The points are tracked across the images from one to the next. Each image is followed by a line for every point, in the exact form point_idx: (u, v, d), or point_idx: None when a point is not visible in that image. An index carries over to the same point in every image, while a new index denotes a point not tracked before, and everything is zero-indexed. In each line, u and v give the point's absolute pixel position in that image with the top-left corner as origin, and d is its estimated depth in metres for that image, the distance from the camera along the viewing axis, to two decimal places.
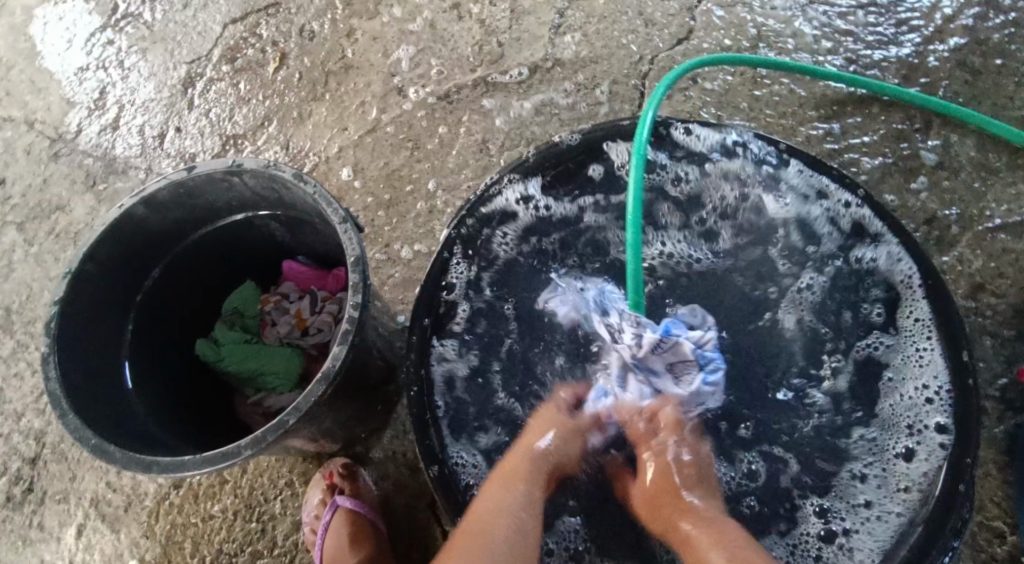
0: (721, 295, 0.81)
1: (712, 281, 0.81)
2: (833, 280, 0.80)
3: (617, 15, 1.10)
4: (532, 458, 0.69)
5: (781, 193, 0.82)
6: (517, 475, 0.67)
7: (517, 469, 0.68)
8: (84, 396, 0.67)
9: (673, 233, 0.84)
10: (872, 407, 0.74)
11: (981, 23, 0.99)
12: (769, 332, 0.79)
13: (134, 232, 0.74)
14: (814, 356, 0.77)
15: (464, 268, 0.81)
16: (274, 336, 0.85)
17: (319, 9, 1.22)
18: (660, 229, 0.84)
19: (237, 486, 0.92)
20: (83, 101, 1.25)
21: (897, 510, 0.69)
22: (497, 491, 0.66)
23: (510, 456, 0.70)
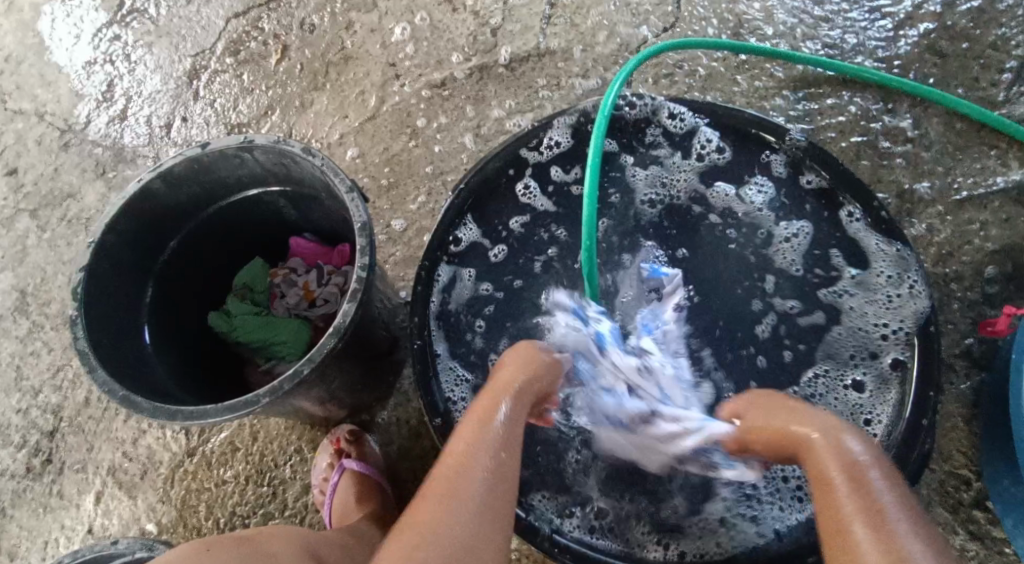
0: (711, 251, 0.87)
1: (706, 237, 0.87)
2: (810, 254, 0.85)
3: (605, 6, 1.16)
4: (509, 412, 0.63)
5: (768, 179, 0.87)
6: (501, 429, 0.61)
7: (493, 423, 0.61)
8: (109, 355, 0.72)
9: (663, 202, 0.90)
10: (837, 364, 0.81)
11: (949, 9, 1.04)
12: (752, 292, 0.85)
13: (152, 206, 0.78)
14: (791, 312, 0.84)
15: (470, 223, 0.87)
16: (283, 306, 0.90)
17: (319, 3, 1.27)
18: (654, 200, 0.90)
19: (249, 452, 0.97)
20: (91, 94, 1.30)
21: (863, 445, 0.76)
22: (472, 437, 0.60)
23: (484, 406, 0.63)
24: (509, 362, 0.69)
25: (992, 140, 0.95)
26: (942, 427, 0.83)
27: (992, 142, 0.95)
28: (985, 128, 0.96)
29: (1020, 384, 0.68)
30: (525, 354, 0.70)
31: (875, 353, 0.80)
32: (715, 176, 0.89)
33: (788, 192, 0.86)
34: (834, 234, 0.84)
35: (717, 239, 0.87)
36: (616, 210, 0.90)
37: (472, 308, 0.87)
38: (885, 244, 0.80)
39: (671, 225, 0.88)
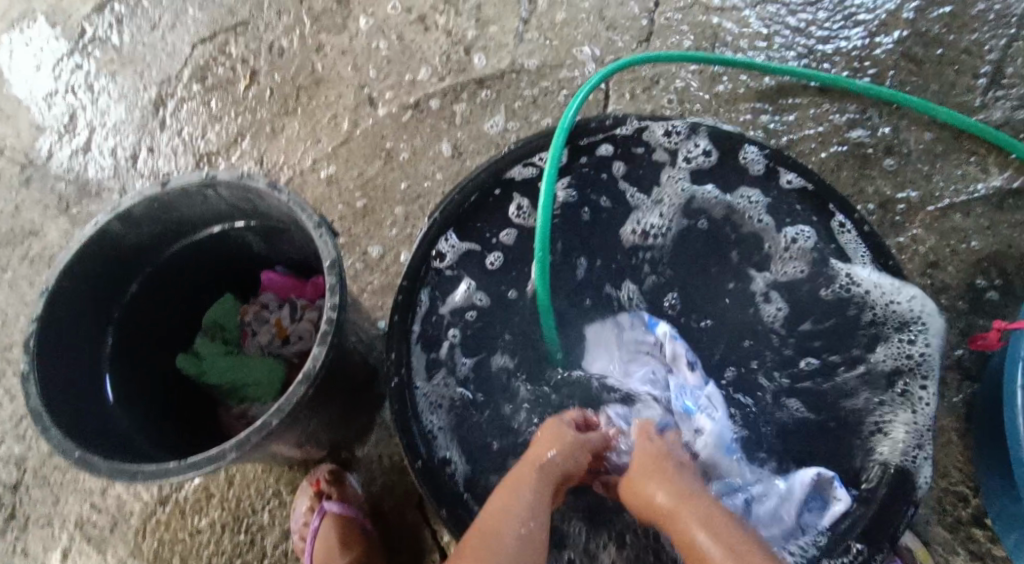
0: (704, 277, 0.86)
1: (699, 261, 0.86)
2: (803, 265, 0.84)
3: (579, 21, 1.14)
4: (538, 487, 0.66)
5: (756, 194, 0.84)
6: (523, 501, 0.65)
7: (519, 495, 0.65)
8: (66, 411, 0.68)
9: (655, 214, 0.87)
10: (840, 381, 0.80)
11: (924, 14, 1.03)
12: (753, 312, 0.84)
13: (110, 248, 0.74)
14: (795, 327, 0.83)
15: (453, 242, 0.82)
16: (255, 345, 0.85)
17: (287, 25, 1.23)
18: (650, 213, 0.87)
19: (224, 499, 0.92)
20: (53, 126, 1.26)
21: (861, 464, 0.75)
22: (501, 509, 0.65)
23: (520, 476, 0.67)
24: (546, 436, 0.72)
25: (972, 147, 0.94)
26: (937, 442, 0.81)
27: (972, 148, 0.94)
28: (965, 134, 0.94)
29: (1010, 402, 0.65)
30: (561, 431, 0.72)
31: (870, 373, 0.80)
32: (705, 189, 0.86)
33: (780, 204, 0.83)
34: (817, 246, 0.83)
35: (715, 260, 0.86)
36: (609, 231, 0.87)
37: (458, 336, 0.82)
38: (873, 260, 0.78)
39: (663, 246, 0.86)
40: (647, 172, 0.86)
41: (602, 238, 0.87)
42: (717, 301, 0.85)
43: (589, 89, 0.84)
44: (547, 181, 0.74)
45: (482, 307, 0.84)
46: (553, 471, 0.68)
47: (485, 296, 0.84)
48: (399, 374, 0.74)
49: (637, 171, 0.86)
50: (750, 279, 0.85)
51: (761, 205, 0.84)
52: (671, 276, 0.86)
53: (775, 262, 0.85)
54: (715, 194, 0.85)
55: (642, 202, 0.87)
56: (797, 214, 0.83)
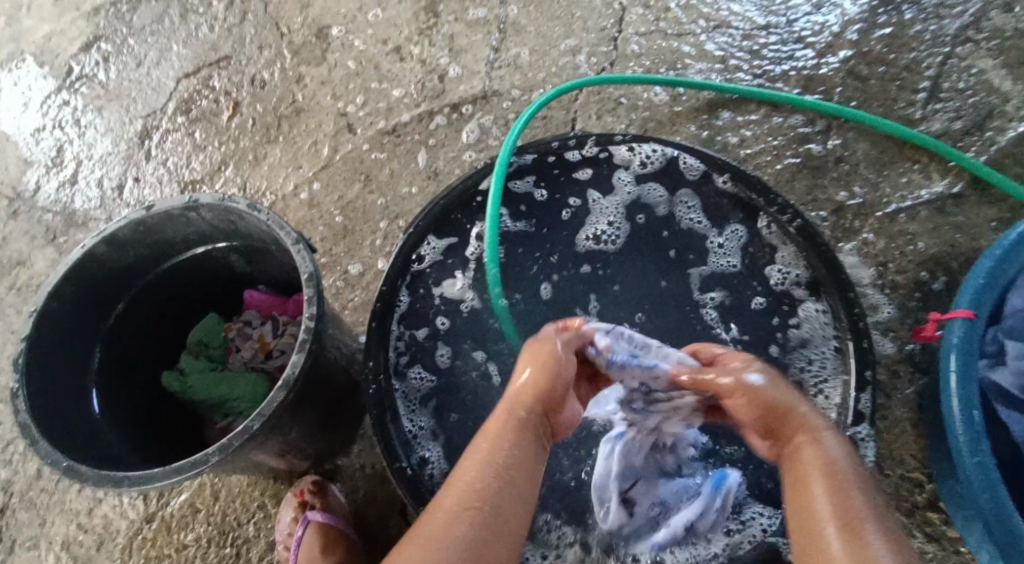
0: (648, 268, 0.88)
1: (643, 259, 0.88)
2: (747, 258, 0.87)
3: (546, 49, 1.20)
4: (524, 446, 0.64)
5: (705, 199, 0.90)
6: (498, 459, 0.62)
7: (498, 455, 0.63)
8: (53, 426, 0.70)
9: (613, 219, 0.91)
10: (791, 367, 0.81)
11: (866, 36, 1.11)
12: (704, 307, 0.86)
13: (96, 270, 0.78)
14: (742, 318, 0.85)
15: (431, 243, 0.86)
16: (238, 360, 0.89)
17: (268, 59, 1.29)
18: (605, 218, 0.91)
19: (209, 513, 0.94)
20: (40, 160, 1.29)
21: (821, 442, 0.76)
22: (470, 472, 0.62)
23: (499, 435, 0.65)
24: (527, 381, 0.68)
25: (915, 156, 1.00)
26: (892, 432, 0.85)
27: (914, 157, 1.00)
28: (907, 144, 1.01)
29: (947, 390, 0.69)
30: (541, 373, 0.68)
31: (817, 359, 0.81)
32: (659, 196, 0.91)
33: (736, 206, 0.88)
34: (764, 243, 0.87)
35: (662, 260, 0.89)
36: (568, 235, 0.90)
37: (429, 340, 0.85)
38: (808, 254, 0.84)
39: (608, 248, 0.89)
40: (604, 181, 0.92)
41: (562, 242, 0.90)
42: (667, 297, 0.86)
43: (531, 114, 0.92)
44: (496, 185, 0.80)
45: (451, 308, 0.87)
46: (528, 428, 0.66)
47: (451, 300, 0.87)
48: (378, 382, 0.77)
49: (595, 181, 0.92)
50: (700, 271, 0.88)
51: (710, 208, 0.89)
52: (614, 280, 0.88)
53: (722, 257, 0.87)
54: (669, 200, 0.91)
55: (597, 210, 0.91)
56: (729, 214, 0.88)
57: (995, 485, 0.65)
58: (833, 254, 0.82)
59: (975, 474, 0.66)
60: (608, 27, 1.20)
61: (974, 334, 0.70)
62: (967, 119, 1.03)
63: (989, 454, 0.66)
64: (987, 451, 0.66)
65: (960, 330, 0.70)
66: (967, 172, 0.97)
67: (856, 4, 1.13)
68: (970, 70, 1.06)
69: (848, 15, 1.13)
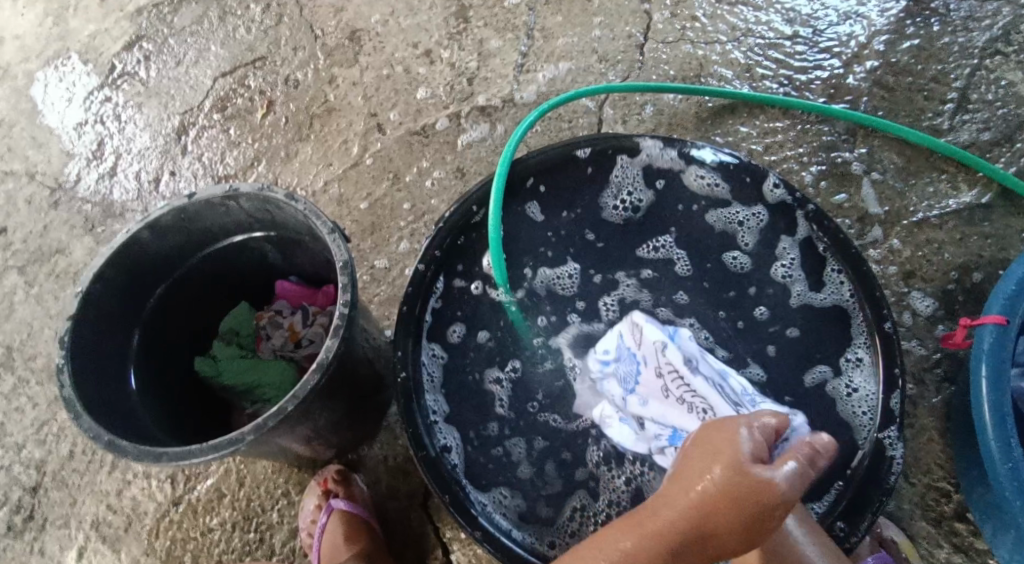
0: (667, 244, 0.91)
1: (667, 232, 0.91)
2: (775, 254, 0.88)
3: (574, 55, 1.22)
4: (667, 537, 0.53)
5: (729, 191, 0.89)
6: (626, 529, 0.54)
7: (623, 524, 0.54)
8: (94, 402, 0.72)
9: (643, 214, 0.92)
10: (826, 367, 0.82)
11: (893, 47, 1.11)
12: (735, 304, 0.87)
13: (138, 254, 0.80)
14: (779, 318, 0.86)
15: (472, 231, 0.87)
16: (269, 349, 0.90)
17: (302, 60, 1.32)
18: (637, 214, 0.92)
19: (235, 499, 0.96)
20: (82, 153, 1.34)
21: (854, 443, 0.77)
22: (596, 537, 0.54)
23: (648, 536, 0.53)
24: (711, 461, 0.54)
25: (943, 166, 1.00)
26: (919, 440, 0.85)
27: (942, 167, 1.00)
28: (935, 153, 1.01)
29: (977, 393, 0.69)
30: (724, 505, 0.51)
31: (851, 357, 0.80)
32: (690, 187, 0.91)
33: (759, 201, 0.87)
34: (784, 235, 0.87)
35: (699, 255, 0.90)
36: (602, 231, 0.92)
37: (459, 332, 0.86)
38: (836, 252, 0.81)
39: (630, 233, 0.91)
40: (634, 176, 0.91)
41: (595, 236, 0.92)
42: (709, 292, 0.88)
43: (526, 126, 0.96)
44: (499, 179, 0.84)
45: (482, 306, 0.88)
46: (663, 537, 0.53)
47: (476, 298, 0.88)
48: (407, 369, 0.78)
49: (627, 177, 0.91)
50: (731, 267, 0.89)
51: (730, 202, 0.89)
52: (652, 275, 0.90)
53: (745, 254, 0.89)
54: (698, 193, 0.90)
55: (628, 203, 0.92)
56: (749, 198, 0.88)
57: None
58: (844, 232, 0.81)
59: (1007, 479, 0.66)
60: (635, 35, 1.21)
61: (1005, 338, 0.70)
62: (995, 130, 1.03)
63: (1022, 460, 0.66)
64: (1019, 457, 0.66)
65: (991, 336, 0.70)
66: (995, 182, 0.97)
67: (883, 15, 1.14)
68: (998, 82, 1.06)
69: (875, 26, 1.13)
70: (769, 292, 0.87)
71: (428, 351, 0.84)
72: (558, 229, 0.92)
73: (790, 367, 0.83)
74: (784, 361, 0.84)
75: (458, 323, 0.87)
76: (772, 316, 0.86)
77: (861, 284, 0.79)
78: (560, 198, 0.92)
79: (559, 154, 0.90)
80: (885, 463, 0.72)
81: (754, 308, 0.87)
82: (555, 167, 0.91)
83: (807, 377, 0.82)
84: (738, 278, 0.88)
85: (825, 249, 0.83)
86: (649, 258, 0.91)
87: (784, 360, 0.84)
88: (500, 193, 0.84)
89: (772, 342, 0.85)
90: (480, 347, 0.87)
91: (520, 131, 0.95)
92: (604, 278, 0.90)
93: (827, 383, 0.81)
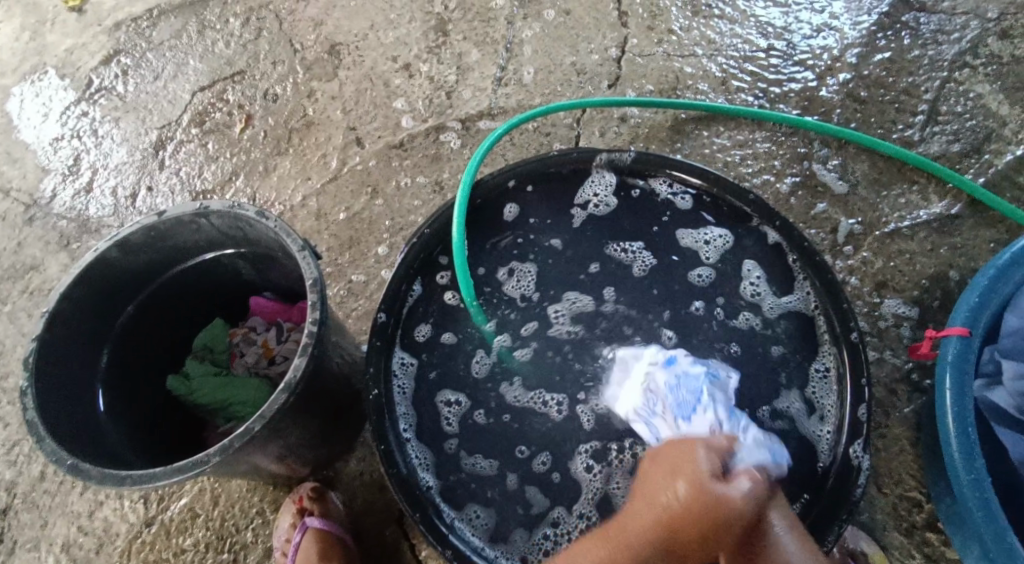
0: (636, 248, 0.90)
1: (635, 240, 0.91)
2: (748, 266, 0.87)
3: (552, 68, 1.23)
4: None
5: (698, 205, 0.89)
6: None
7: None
8: (58, 425, 0.71)
9: (614, 228, 0.91)
10: (802, 378, 0.81)
11: (865, 60, 1.13)
12: (702, 313, 0.86)
13: (108, 273, 0.79)
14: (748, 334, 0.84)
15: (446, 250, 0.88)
16: (242, 365, 0.90)
17: (281, 74, 1.32)
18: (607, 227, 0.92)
19: (209, 518, 0.94)
20: (57, 168, 1.33)
21: (824, 458, 0.77)
22: None
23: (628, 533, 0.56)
24: (658, 482, 0.56)
25: (913, 177, 1.02)
26: (891, 451, 0.86)
27: (913, 178, 1.01)
28: (906, 165, 1.02)
29: (943, 406, 0.70)
30: (666, 514, 0.54)
31: (821, 372, 0.80)
32: (663, 199, 0.90)
33: (728, 214, 0.88)
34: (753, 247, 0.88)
35: (669, 266, 0.89)
36: (573, 243, 0.92)
37: (430, 348, 0.86)
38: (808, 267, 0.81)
39: (593, 242, 0.92)
40: (604, 191, 0.92)
41: (563, 248, 0.91)
42: (675, 305, 0.87)
43: (494, 138, 0.97)
44: (462, 191, 0.84)
45: (455, 319, 0.88)
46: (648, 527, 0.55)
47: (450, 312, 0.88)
48: (380, 387, 0.78)
49: (599, 191, 0.92)
50: (698, 277, 0.88)
51: (703, 216, 0.89)
52: (623, 286, 0.89)
53: (712, 267, 0.88)
54: (671, 206, 0.90)
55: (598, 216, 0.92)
56: (720, 212, 0.88)
57: (990, 502, 0.65)
58: (805, 237, 0.82)
59: (971, 492, 0.66)
60: (612, 48, 1.22)
61: (969, 350, 0.71)
62: (965, 142, 1.04)
63: (984, 473, 0.66)
64: (981, 469, 0.66)
65: (954, 347, 0.71)
66: (965, 194, 0.98)
67: (856, 29, 1.15)
68: (967, 94, 1.07)
69: (847, 39, 1.15)
70: (742, 309, 0.86)
71: (396, 360, 0.83)
72: (521, 236, 0.92)
73: (760, 377, 0.82)
74: (757, 372, 0.83)
75: (425, 325, 0.87)
76: (742, 328, 0.85)
77: (829, 298, 0.79)
78: (533, 212, 0.92)
79: (531, 171, 0.90)
80: (852, 478, 0.73)
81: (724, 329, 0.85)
82: (528, 184, 0.92)
83: (780, 390, 0.81)
84: (708, 290, 0.88)
85: (795, 261, 0.84)
86: (618, 270, 0.90)
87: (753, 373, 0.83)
88: (462, 201, 0.84)
89: (746, 352, 0.84)
90: (451, 365, 0.86)
91: (488, 146, 0.96)
92: (573, 288, 0.90)
93: (796, 397, 0.81)
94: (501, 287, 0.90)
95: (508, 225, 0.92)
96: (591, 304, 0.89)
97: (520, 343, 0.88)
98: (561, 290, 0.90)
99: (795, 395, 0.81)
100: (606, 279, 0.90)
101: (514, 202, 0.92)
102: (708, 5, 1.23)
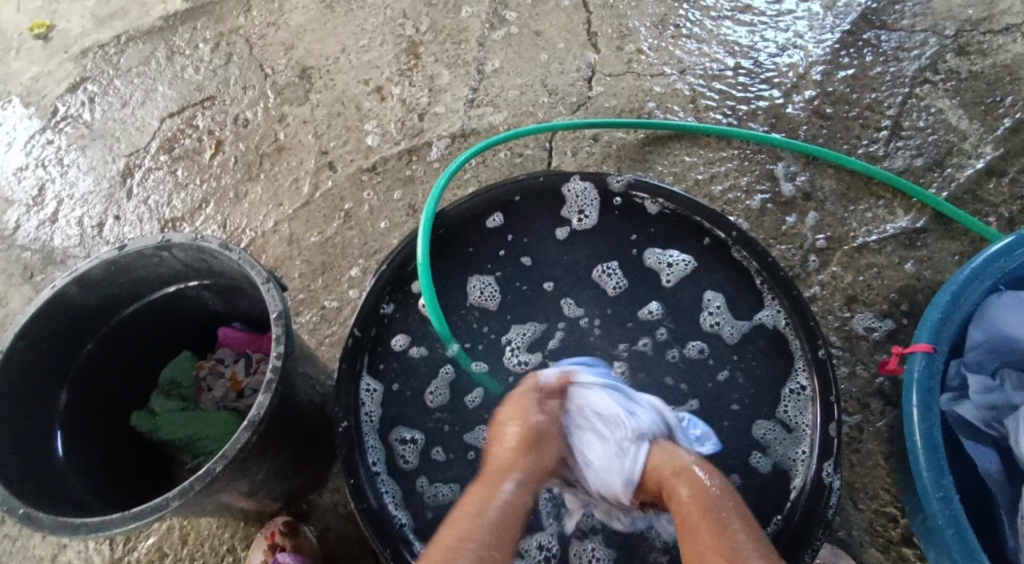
0: (612, 268, 0.91)
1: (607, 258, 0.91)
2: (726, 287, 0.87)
3: (523, 89, 1.23)
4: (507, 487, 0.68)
5: (677, 225, 0.89)
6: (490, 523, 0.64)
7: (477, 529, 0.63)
8: (12, 471, 0.69)
9: (593, 247, 0.92)
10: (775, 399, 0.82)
11: (830, 77, 1.14)
12: (683, 335, 0.87)
13: (65, 310, 0.77)
14: (724, 354, 0.85)
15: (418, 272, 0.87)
16: (210, 400, 0.88)
17: (252, 99, 1.31)
18: (588, 243, 0.92)
19: (177, 558, 0.92)
20: (21, 199, 1.30)
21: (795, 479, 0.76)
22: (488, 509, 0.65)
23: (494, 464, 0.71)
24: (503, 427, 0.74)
25: (880, 192, 1.03)
26: (866, 466, 0.86)
27: (879, 193, 1.03)
28: (873, 180, 1.04)
29: (909, 424, 0.70)
30: (526, 443, 0.71)
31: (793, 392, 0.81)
32: (642, 220, 0.91)
33: (703, 234, 0.88)
34: (725, 267, 0.87)
35: (648, 287, 0.89)
36: (553, 262, 0.92)
37: (402, 374, 0.85)
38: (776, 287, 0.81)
39: (559, 261, 0.92)
40: (581, 208, 0.92)
41: (545, 271, 0.92)
42: (654, 327, 0.88)
43: (461, 162, 0.98)
44: (427, 214, 0.84)
45: (427, 345, 0.87)
46: (518, 461, 0.70)
47: (421, 341, 0.87)
48: (349, 419, 0.77)
49: (580, 208, 0.92)
50: (675, 301, 0.88)
51: (682, 236, 0.89)
52: (604, 309, 0.89)
53: (690, 288, 0.88)
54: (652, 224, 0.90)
55: (576, 231, 0.92)
56: (695, 234, 0.89)
57: (959, 520, 0.65)
58: (770, 256, 0.82)
59: (940, 509, 0.66)
60: (582, 69, 1.23)
61: (933, 367, 0.71)
62: (928, 156, 1.06)
63: (953, 489, 0.66)
64: (949, 486, 0.66)
65: (919, 364, 0.71)
66: (928, 208, 1.00)
67: (820, 46, 1.17)
68: (929, 109, 1.09)
69: (812, 57, 1.16)
70: (702, 333, 0.86)
71: (363, 388, 0.82)
72: (497, 254, 0.92)
73: (732, 401, 0.83)
74: (731, 398, 0.83)
75: (403, 335, 0.86)
76: (723, 351, 0.85)
77: (799, 318, 0.79)
78: (513, 230, 0.92)
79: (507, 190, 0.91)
80: (823, 500, 0.72)
81: (676, 351, 0.86)
82: (507, 201, 0.92)
83: (754, 417, 0.82)
84: (685, 311, 0.88)
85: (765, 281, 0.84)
86: (600, 294, 0.90)
87: (727, 396, 0.83)
88: (428, 223, 0.84)
89: (727, 374, 0.84)
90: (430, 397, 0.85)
91: (456, 167, 0.98)
92: (554, 313, 0.90)
93: (766, 423, 0.81)
94: (469, 298, 0.90)
95: (473, 243, 0.91)
96: (565, 328, 0.89)
97: (498, 368, 0.87)
98: (533, 315, 0.90)
99: (764, 421, 0.81)
100: (590, 304, 0.90)
101: (496, 215, 0.92)
102: (675, 25, 1.24)
